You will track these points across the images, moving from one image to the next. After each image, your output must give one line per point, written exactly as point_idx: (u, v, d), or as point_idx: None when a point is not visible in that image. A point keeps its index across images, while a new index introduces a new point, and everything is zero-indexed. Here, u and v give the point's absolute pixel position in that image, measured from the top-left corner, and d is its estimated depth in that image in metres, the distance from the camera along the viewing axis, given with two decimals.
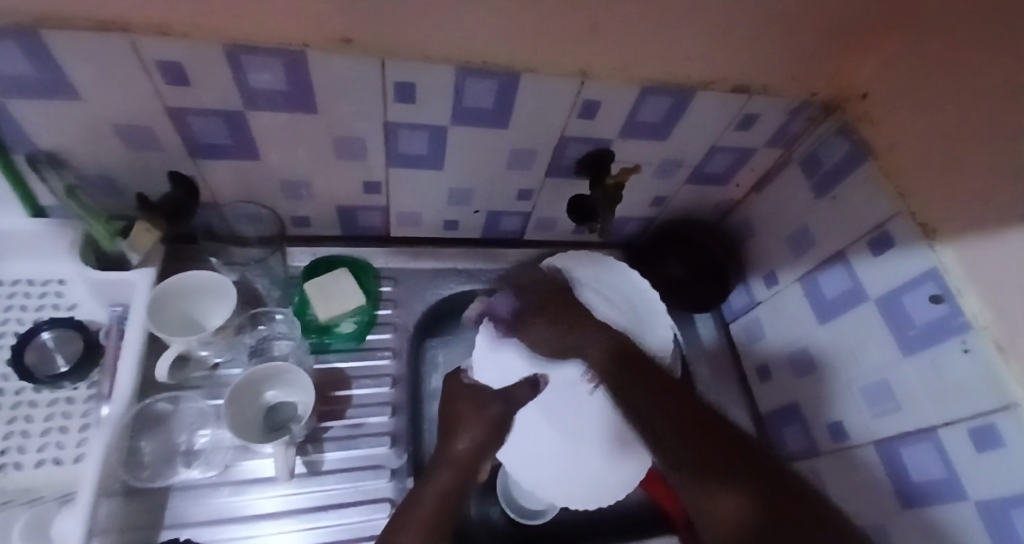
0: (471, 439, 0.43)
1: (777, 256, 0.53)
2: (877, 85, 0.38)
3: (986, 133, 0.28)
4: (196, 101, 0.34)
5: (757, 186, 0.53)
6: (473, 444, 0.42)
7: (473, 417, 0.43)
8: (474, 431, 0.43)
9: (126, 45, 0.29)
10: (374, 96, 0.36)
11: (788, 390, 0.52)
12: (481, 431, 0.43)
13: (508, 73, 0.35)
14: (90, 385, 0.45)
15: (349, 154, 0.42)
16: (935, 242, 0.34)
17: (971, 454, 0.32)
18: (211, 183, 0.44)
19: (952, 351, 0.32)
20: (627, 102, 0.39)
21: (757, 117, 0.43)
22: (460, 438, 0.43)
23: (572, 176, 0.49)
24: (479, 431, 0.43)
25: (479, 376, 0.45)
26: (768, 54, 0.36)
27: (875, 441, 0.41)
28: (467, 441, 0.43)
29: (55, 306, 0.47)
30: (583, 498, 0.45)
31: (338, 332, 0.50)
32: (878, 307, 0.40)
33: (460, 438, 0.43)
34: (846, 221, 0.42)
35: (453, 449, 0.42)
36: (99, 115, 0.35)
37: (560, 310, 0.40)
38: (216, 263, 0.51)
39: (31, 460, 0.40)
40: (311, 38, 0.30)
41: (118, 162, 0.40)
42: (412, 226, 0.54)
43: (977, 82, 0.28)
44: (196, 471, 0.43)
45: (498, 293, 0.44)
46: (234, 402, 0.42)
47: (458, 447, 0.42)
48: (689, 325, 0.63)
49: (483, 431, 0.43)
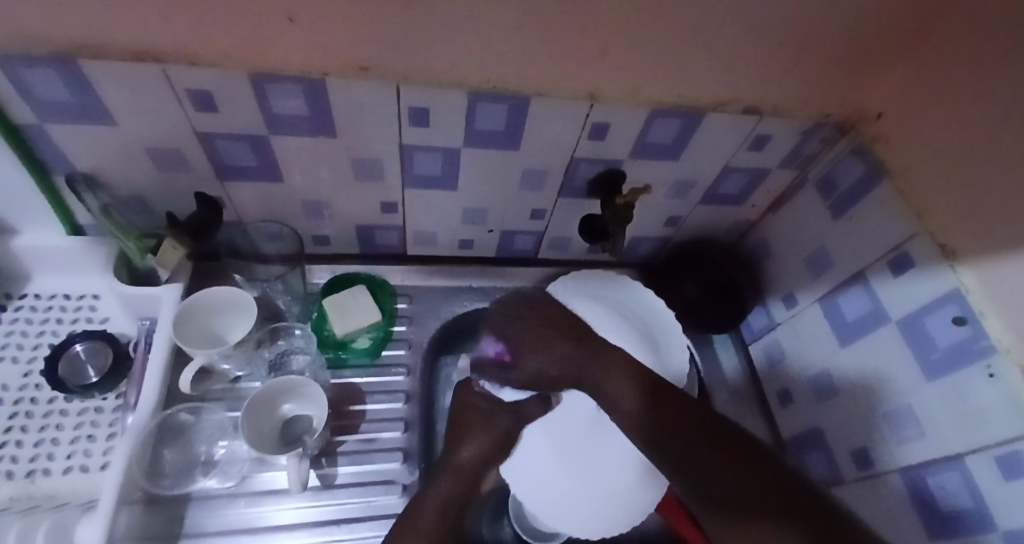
0: (477, 448, 0.42)
1: (795, 277, 0.52)
2: (893, 106, 0.37)
3: (1003, 153, 0.28)
4: (223, 126, 0.36)
5: (773, 206, 0.53)
6: (479, 454, 0.42)
7: (480, 426, 0.43)
8: (479, 442, 0.43)
9: (158, 73, 0.31)
10: (390, 120, 0.37)
11: (811, 414, 0.50)
12: (487, 442, 0.43)
13: (518, 97, 0.36)
14: (117, 396, 0.46)
15: (367, 175, 0.44)
16: (955, 264, 0.33)
17: (999, 484, 0.30)
18: (236, 203, 0.46)
19: (977, 377, 0.31)
20: (637, 124, 0.40)
21: (769, 138, 0.43)
22: (467, 447, 0.42)
23: (584, 196, 0.49)
24: (485, 443, 0.42)
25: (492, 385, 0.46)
26: (776, 76, 0.36)
27: (899, 468, 0.39)
28: (472, 450, 0.42)
29: (88, 319, 0.49)
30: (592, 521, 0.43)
31: (354, 347, 0.52)
32: (900, 328, 0.39)
33: (466, 448, 0.43)
34: (864, 242, 0.42)
35: (458, 457, 0.42)
36: (134, 139, 0.37)
37: (564, 330, 0.41)
38: (239, 280, 0.52)
39: (58, 467, 0.42)
40: (330, 66, 0.32)
41: (149, 183, 0.42)
42: (427, 244, 0.55)
43: (993, 102, 0.28)
44: (213, 481, 0.44)
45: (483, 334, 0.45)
46: (251, 417, 0.42)
47: (464, 455, 0.42)
48: (705, 346, 0.62)
49: (488, 444, 0.43)
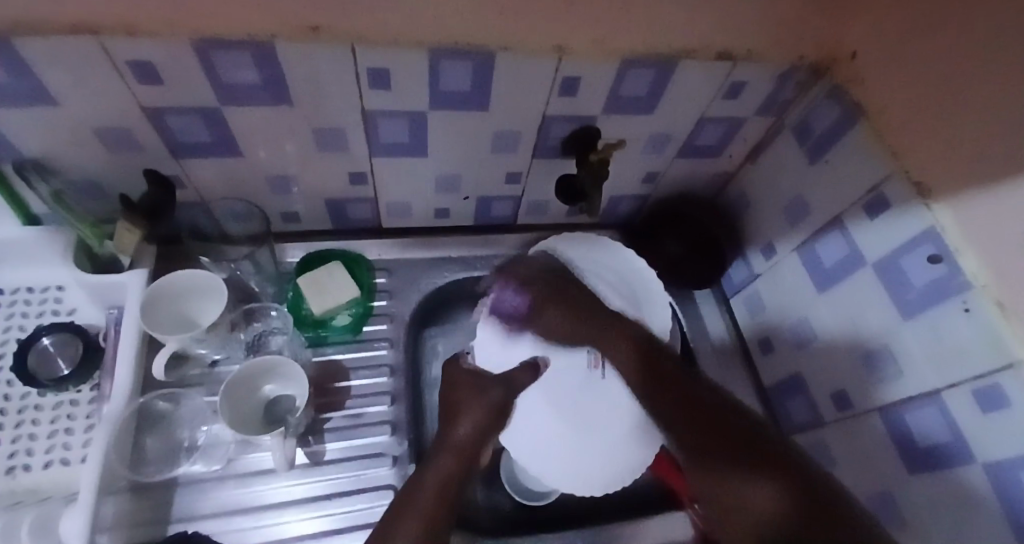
0: (472, 424, 0.41)
1: (773, 227, 0.51)
2: (866, 46, 0.36)
3: (981, 94, 0.27)
4: (174, 101, 0.34)
5: (750, 157, 0.52)
6: (475, 428, 0.41)
7: (473, 402, 0.43)
8: (473, 416, 0.42)
9: (97, 48, 0.29)
10: (350, 84, 0.35)
11: (791, 362, 0.51)
12: (481, 417, 0.42)
13: (483, 53, 0.34)
14: (92, 387, 0.46)
15: (331, 145, 0.42)
16: (930, 202, 0.33)
17: (976, 418, 0.31)
18: (196, 182, 0.44)
19: (953, 313, 0.32)
20: (609, 77, 0.38)
21: (744, 85, 0.42)
22: (462, 423, 0.41)
23: (559, 156, 0.48)
24: (479, 417, 0.42)
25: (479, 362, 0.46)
26: (752, 18, 0.35)
27: (878, 408, 0.40)
28: (468, 425, 0.41)
29: (54, 311, 0.47)
30: (564, 471, 0.46)
31: (334, 324, 0.51)
32: (876, 271, 0.39)
33: (461, 424, 0.41)
34: (841, 188, 0.41)
35: (455, 433, 0.41)
36: (79, 120, 0.35)
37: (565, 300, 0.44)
38: (207, 262, 0.51)
39: (39, 462, 0.41)
40: (279, 28, 0.30)
41: (101, 165, 0.40)
42: (403, 216, 0.54)
43: (965, 35, 0.27)
44: (197, 465, 0.44)
45: (502, 286, 0.47)
46: (227, 398, 0.42)
47: (460, 431, 0.41)
48: (688, 303, 0.62)
49: (483, 417, 0.42)
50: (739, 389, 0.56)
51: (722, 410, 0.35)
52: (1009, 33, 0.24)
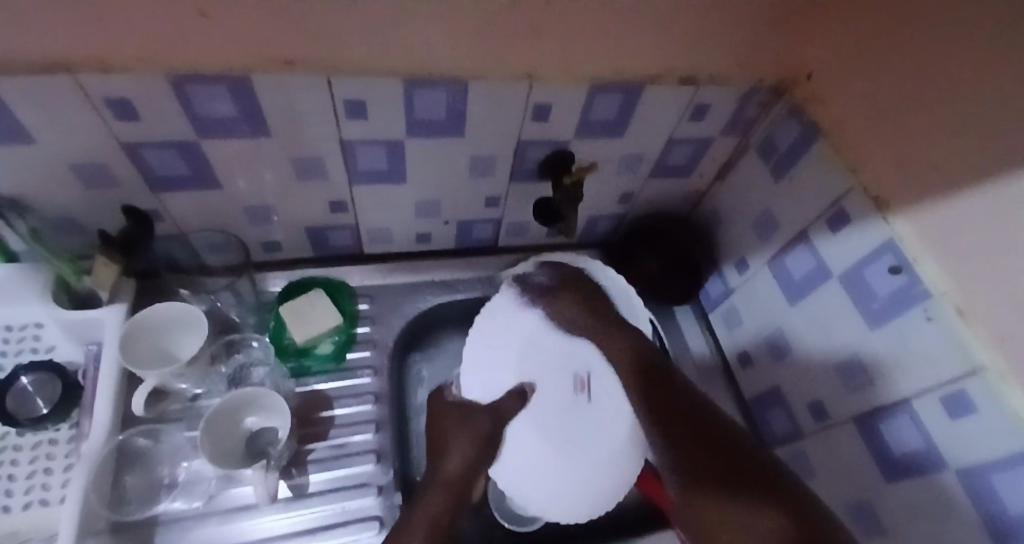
0: (464, 456, 0.42)
1: (745, 242, 0.53)
2: (823, 67, 0.38)
3: (936, 101, 0.28)
4: (151, 135, 0.35)
5: (720, 175, 0.54)
6: (465, 460, 0.41)
7: (462, 432, 0.43)
8: (463, 448, 0.42)
9: (72, 84, 0.29)
10: (326, 115, 0.36)
11: (769, 374, 0.52)
12: (470, 448, 0.42)
13: (454, 82, 0.35)
14: (72, 425, 0.45)
15: (309, 175, 0.43)
16: (888, 215, 0.34)
17: (945, 424, 0.32)
18: (176, 215, 0.44)
19: (916, 321, 0.33)
20: (577, 102, 0.40)
21: (708, 107, 0.44)
22: (452, 456, 0.42)
23: (535, 180, 0.49)
24: (470, 448, 0.42)
25: (465, 393, 0.47)
26: (709, 44, 0.37)
27: (853, 417, 0.41)
28: (456, 457, 0.42)
29: (33, 349, 0.47)
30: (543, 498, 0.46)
31: (317, 353, 0.51)
32: (843, 283, 0.40)
33: (452, 457, 0.42)
34: (804, 202, 0.43)
35: (444, 467, 0.41)
36: (54, 155, 0.35)
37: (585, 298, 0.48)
38: (186, 294, 0.50)
39: (17, 503, 0.40)
40: (254, 63, 0.31)
41: (79, 201, 0.40)
42: (384, 242, 0.54)
43: (915, 56, 0.29)
44: (178, 503, 0.43)
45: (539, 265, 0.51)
46: (208, 432, 0.41)
47: (450, 464, 0.41)
48: (668, 318, 0.63)
49: (472, 448, 0.42)
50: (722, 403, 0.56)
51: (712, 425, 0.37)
52: (961, 41, 0.25)
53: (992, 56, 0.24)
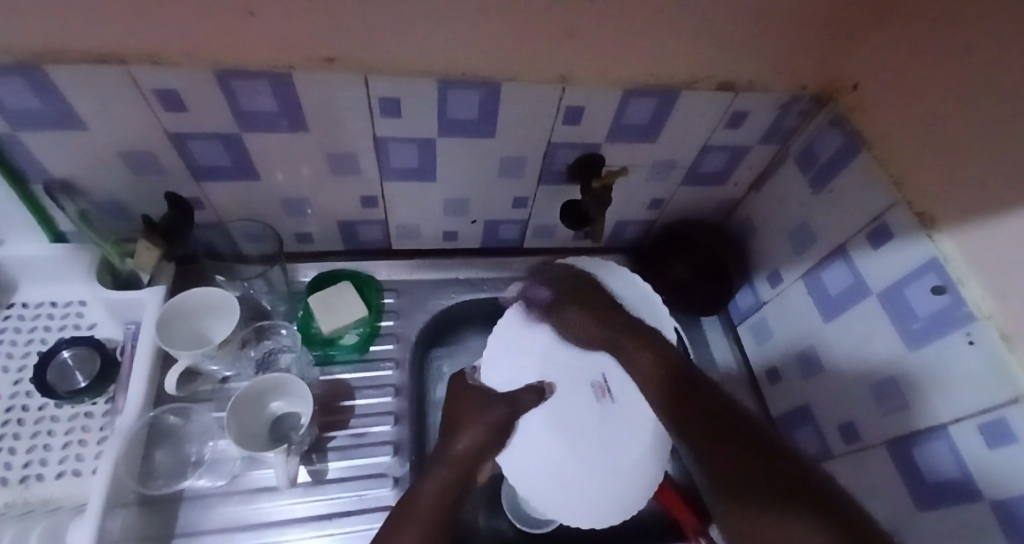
0: (472, 438, 0.42)
1: (779, 254, 0.51)
2: (868, 76, 0.37)
3: (985, 118, 0.27)
4: (195, 127, 0.36)
5: (755, 185, 0.53)
6: (474, 444, 0.42)
7: (475, 419, 0.44)
8: (474, 432, 0.43)
9: (124, 75, 0.31)
10: (361, 112, 0.37)
11: (799, 390, 0.50)
12: (482, 431, 0.43)
13: (488, 83, 0.35)
14: (107, 400, 0.47)
15: (343, 170, 0.43)
16: (932, 232, 0.33)
17: (982, 452, 0.30)
18: (215, 204, 0.46)
19: (958, 344, 0.31)
20: (611, 105, 0.39)
21: (746, 114, 0.43)
22: (462, 437, 0.42)
23: (565, 182, 0.49)
24: (480, 432, 0.43)
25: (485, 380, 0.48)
26: (751, 50, 0.36)
27: (886, 441, 0.39)
28: (467, 440, 0.42)
29: (76, 325, 0.49)
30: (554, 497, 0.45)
31: (341, 343, 0.52)
32: (881, 300, 0.39)
33: (461, 437, 0.43)
34: (844, 216, 0.41)
35: (452, 448, 0.42)
36: (105, 143, 0.37)
37: (590, 303, 0.47)
38: (222, 281, 0.52)
39: (52, 472, 0.42)
40: (295, 60, 0.32)
41: (125, 187, 0.42)
42: (412, 238, 0.55)
43: (965, 69, 0.28)
44: (203, 481, 0.44)
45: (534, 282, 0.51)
46: (235, 413, 0.43)
47: (458, 446, 0.42)
48: (694, 328, 0.62)
49: (484, 432, 0.43)
50: None
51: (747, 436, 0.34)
52: (1010, 57, 0.24)
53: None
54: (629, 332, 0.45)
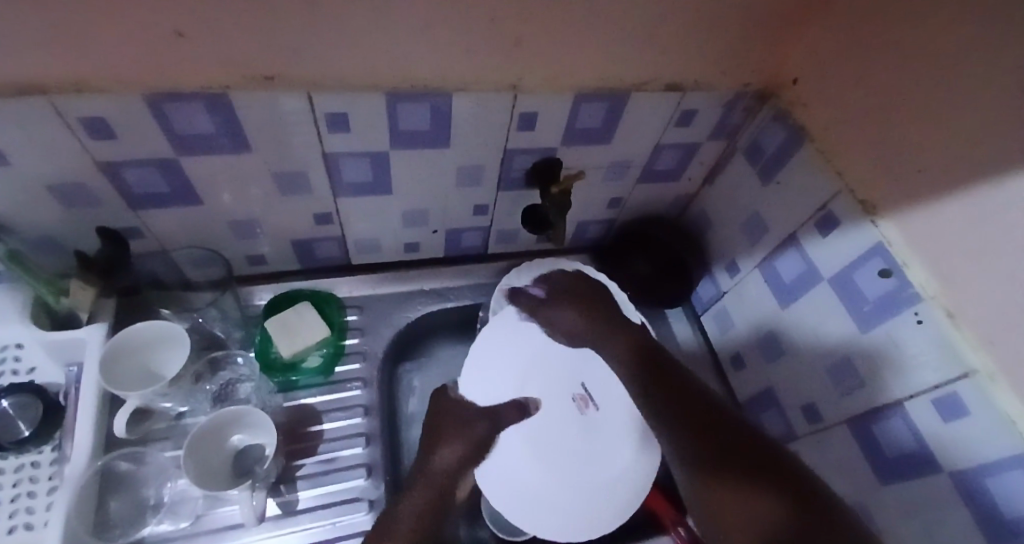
0: (452, 455, 0.44)
1: (734, 245, 0.53)
2: (807, 70, 0.38)
3: (919, 103, 0.28)
4: (128, 154, 0.34)
5: (708, 179, 0.54)
6: (454, 460, 0.44)
7: (455, 435, 0.46)
8: (455, 448, 0.45)
9: (46, 105, 0.29)
10: (308, 129, 0.36)
11: (761, 376, 0.52)
12: (462, 447, 0.45)
13: (437, 95, 0.35)
14: (55, 447, 0.44)
15: (293, 189, 0.42)
16: (876, 218, 0.34)
17: (938, 426, 0.32)
18: (158, 232, 0.43)
19: (907, 323, 0.33)
20: (564, 110, 0.39)
21: (694, 113, 0.43)
22: (442, 453, 0.44)
23: (523, 187, 0.49)
24: (461, 448, 0.45)
25: (466, 393, 0.50)
26: (694, 51, 0.36)
27: (846, 419, 0.41)
28: (446, 456, 0.44)
29: (15, 369, 0.45)
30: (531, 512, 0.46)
31: (304, 367, 0.50)
32: (833, 285, 0.40)
33: (440, 454, 0.44)
34: (792, 206, 0.43)
35: (431, 461, 0.44)
36: (29, 177, 0.34)
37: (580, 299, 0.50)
38: (168, 314, 0.50)
39: (0, 529, 0.39)
40: (231, 79, 0.30)
41: (56, 222, 0.39)
42: (372, 253, 0.54)
43: (900, 64, 0.29)
44: (164, 524, 0.42)
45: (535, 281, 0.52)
46: (194, 453, 0.41)
47: (437, 460, 0.44)
48: (660, 320, 0.63)
49: (465, 448, 0.45)
50: None
51: (716, 416, 0.38)
52: (947, 46, 0.25)
53: (976, 57, 0.24)
54: (608, 322, 0.48)
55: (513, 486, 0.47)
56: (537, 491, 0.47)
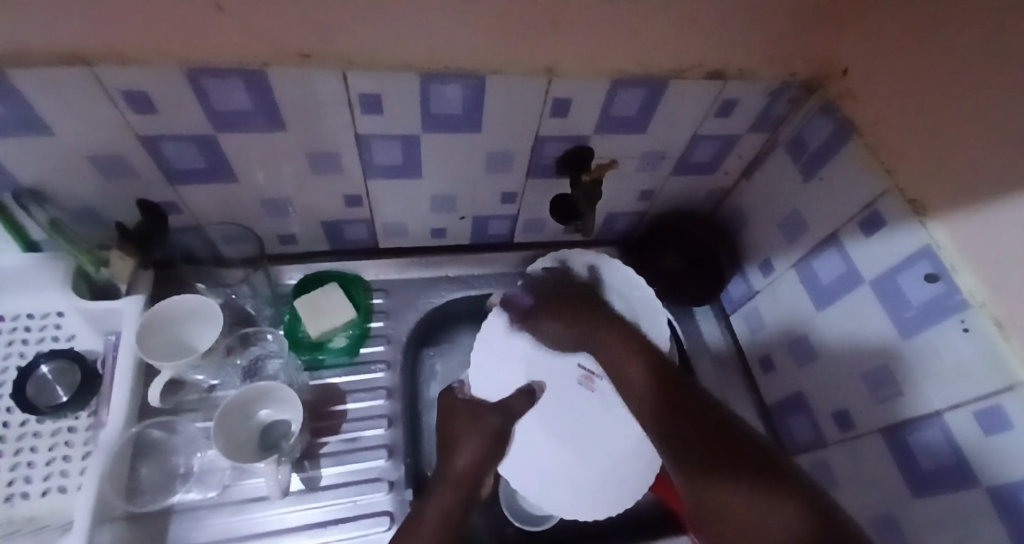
0: (471, 453, 0.43)
1: (769, 243, 0.51)
2: (857, 62, 0.36)
3: (971, 104, 0.27)
4: (168, 128, 0.35)
5: (746, 172, 0.52)
6: (474, 459, 0.43)
7: (473, 432, 0.44)
8: (473, 446, 0.44)
9: (90, 77, 0.29)
10: (342, 109, 0.36)
11: (792, 379, 0.51)
12: (481, 445, 0.44)
13: (472, 76, 0.34)
14: (91, 413, 0.46)
15: (326, 169, 0.42)
16: (925, 219, 0.32)
17: (978, 439, 0.30)
18: (192, 207, 0.44)
19: (952, 332, 0.31)
20: (599, 97, 0.39)
21: (735, 102, 0.42)
22: (462, 453, 0.43)
23: (554, 175, 0.48)
24: (479, 445, 0.44)
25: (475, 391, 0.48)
26: (738, 37, 0.35)
27: (880, 428, 0.39)
28: (467, 455, 0.43)
29: (54, 337, 0.47)
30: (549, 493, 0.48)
31: (330, 346, 0.51)
32: (874, 287, 0.39)
33: (461, 453, 0.43)
34: (834, 204, 0.41)
35: (453, 464, 0.43)
36: (74, 147, 0.35)
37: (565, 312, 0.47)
38: (203, 288, 0.51)
39: (37, 489, 0.41)
40: (270, 56, 0.30)
41: (97, 193, 0.40)
42: (399, 237, 0.54)
43: (954, 59, 0.28)
44: (192, 492, 0.43)
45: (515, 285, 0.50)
46: (222, 425, 0.42)
47: (459, 462, 0.43)
48: (686, 317, 0.62)
49: (482, 445, 0.44)
50: (740, 407, 0.55)
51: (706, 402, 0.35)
52: (1004, 42, 0.24)
53: None
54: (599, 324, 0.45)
55: (533, 469, 0.48)
56: (554, 472, 0.48)
